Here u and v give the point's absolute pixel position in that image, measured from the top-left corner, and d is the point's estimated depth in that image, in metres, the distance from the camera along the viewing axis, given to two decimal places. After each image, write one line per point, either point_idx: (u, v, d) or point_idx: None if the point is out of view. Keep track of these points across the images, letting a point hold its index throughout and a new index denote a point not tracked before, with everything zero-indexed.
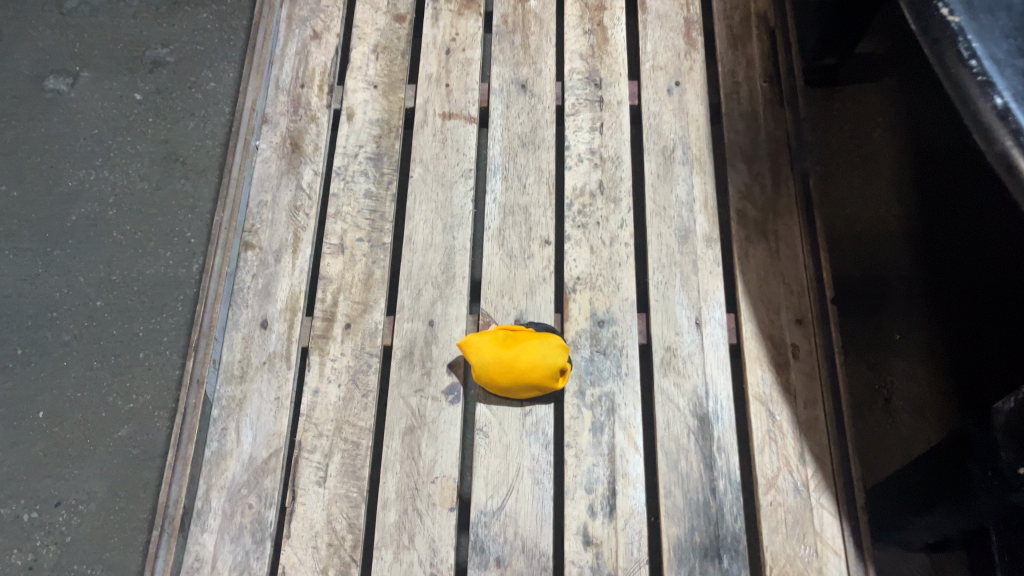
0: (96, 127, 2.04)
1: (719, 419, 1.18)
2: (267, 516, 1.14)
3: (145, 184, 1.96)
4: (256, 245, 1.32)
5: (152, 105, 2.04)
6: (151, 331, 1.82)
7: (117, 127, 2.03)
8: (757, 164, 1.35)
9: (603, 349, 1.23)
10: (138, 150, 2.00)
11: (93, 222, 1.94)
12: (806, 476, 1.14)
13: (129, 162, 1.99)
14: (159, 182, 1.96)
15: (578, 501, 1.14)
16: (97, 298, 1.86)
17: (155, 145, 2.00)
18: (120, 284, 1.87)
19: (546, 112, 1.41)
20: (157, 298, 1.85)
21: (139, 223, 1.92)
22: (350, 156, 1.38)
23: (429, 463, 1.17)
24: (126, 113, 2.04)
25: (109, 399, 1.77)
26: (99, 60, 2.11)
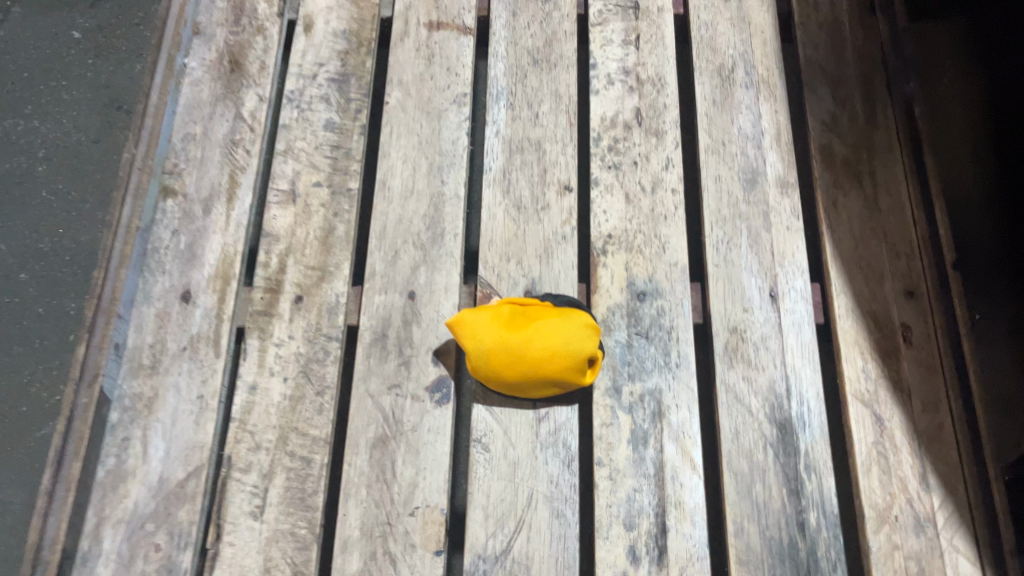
0: (26, 69, 1.58)
1: (806, 426, 0.86)
2: (180, 562, 0.82)
3: (81, 136, 1.52)
4: (179, 192, 0.98)
5: (94, 45, 1.59)
6: (55, 312, 1.40)
7: (51, 70, 1.58)
8: (844, 88, 1.02)
9: (644, 332, 0.91)
10: (74, 96, 1.55)
11: (19, 178, 1.49)
12: (930, 507, 0.82)
13: (64, 111, 1.54)
14: (97, 134, 1.52)
15: (614, 542, 0.82)
16: (19, 270, 1.43)
17: (96, 90, 1.56)
18: (49, 252, 1.44)
19: (565, 22, 1.07)
20: (66, 270, 1.43)
21: (69, 183, 1.48)
22: (306, 77, 1.05)
23: (407, 488, 0.84)
24: (60, 53, 1.58)
25: (30, 390, 1.36)
26: None
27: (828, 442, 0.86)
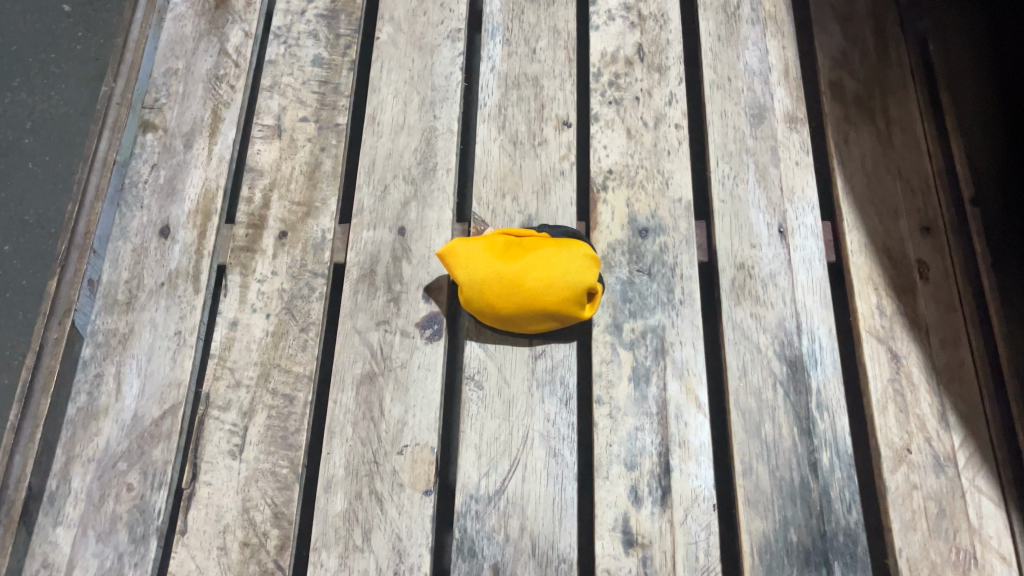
0: (15, 43, 1.48)
1: (818, 364, 0.81)
2: (153, 502, 0.77)
3: (70, 109, 1.43)
4: (159, 126, 0.94)
5: (84, 19, 1.49)
6: (39, 285, 1.32)
7: (40, 43, 1.48)
8: (854, 24, 0.98)
9: (647, 268, 0.86)
10: (63, 69, 1.46)
11: (3, 150, 1.40)
12: (950, 446, 0.78)
13: (51, 84, 1.45)
14: (87, 108, 1.43)
15: (615, 482, 0.77)
16: (2, 242, 1.35)
17: (85, 64, 1.46)
18: (34, 224, 1.35)
19: None
20: (52, 241, 1.35)
21: (58, 155, 1.40)
22: (294, 13, 1.01)
23: (396, 426, 0.80)
24: (48, 27, 1.49)
25: (13, 363, 1.28)
26: None
27: (841, 380, 0.81)
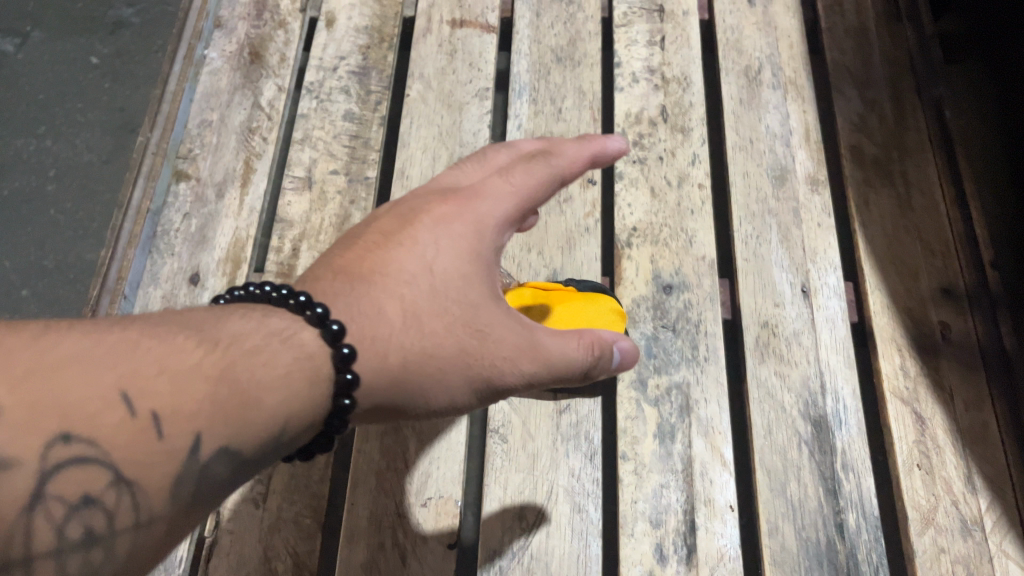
0: (41, 91, 1.51)
1: (842, 424, 0.82)
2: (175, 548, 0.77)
3: (93, 157, 1.45)
4: (192, 176, 0.96)
5: (111, 70, 1.53)
6: None
7: (65, 92, 1.51)
8: (872, 90, 1.01)
9: (671, 324, 0.87)
10: (89, 118, 1.49)
11: (28, 197, 1.41)
12: (977, 510, 0.77)
13: (77, 132, 1.47)
14: (109, 156, 1.46)
15: (639, 540, 0.77)
16: (22, 287, 1.34)
17: (109, 114, 1.49)
18: (53, 271, 1.35)
19: (589, 23, 1.07)
20: (71, 289, 1.35)
21: (80, 203, 1.41)
22: (327, 69, 1.03)
23: (420, 477, 0.80)
24: (76, 78, 1.52)
25: None
26: (51, 17, 1.58)
27: (866, 441, 0.81)
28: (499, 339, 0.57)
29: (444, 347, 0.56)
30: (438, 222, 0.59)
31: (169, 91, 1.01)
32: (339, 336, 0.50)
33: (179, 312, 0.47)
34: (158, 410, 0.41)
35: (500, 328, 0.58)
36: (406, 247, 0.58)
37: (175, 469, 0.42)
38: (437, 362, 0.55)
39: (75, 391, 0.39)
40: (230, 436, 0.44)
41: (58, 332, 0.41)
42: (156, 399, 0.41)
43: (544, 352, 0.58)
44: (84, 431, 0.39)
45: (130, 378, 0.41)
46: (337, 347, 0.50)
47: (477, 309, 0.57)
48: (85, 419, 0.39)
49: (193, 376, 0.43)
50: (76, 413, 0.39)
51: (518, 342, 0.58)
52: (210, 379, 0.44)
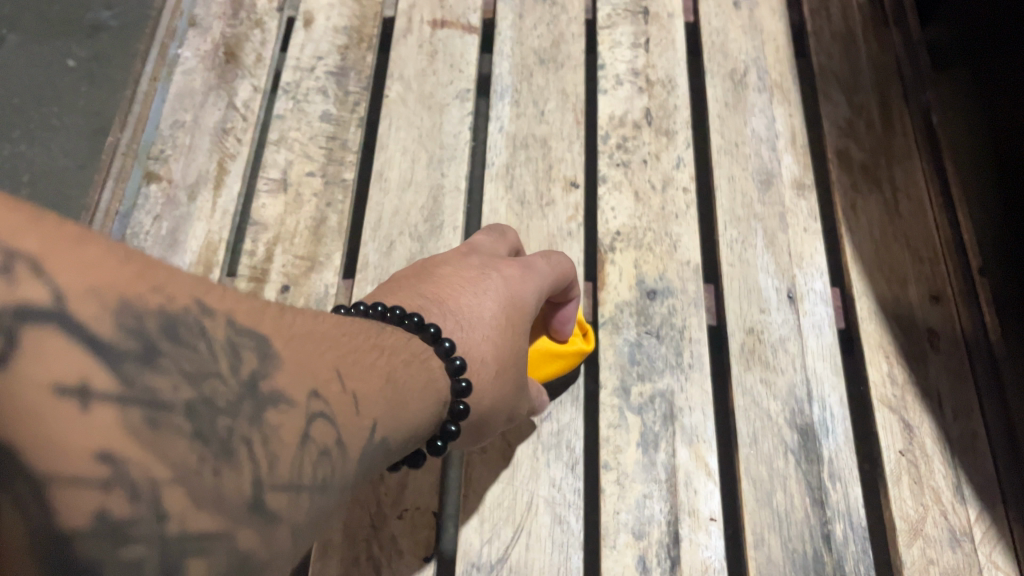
0: (17, 95, 1.46)
1: (829, 432, 0.80)
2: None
3: (68, 163, 1.39)
4: (164, 177, 0.93)
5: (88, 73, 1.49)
6: None
7: (41, 96, 1.47)
8: (860, 95, 1.00)
9: (655, 331, 0.85)
10: (65, 122, 1.43)
11: None
12: (966, 521, 0.76)
13: (52, 136, 1.42)
14: (85, 162, 1.39)
15: (622, 552, 0.74)
16: None
17: (86, 117, 1.44)
18: None
19: (572, 24, 1.05)
20: None
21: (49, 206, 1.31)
22: (304, 69, 1.01)
23: (396, 487, 0.77)
24: (52, 82, 1.48)
25: None
26: (29, 21, 1.55)
27: (854, 450, 0.80)
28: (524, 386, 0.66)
29: (510, 389, 0.63)
30: (524, 280, 0.68)
31: (140, 92, 0.99)
32: (458, 371, 0.55)
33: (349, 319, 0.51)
34: (359, 385, 0.43)
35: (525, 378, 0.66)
36: (479, 294, 0.63)
37: (380, 439, 0.44)
38: (503, 403, 0.62)
39: (314, 359, 0.40)
40: (408, 425, 0.48)
41: (280, 309, 0.42)
42: (362, 382, 0.44)
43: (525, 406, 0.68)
44: (326, 392, 0.40)
45: (330, 352, 0.43)
46: (455, 380, 0.55)
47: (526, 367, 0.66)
48: (324, 382, 0.40)
49: (379, 368, 0.47)
50: (316, 374, 0.40)
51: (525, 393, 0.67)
52: (387, 372, 0.47)
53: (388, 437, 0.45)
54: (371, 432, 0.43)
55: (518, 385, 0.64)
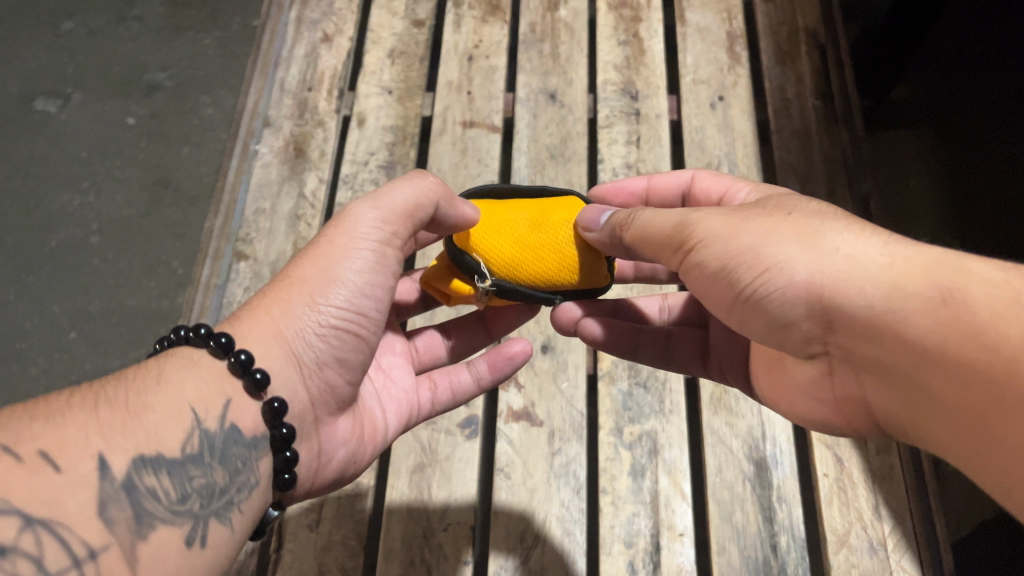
0: (84, 149, 1.61)
1: (778, 464, 1.02)
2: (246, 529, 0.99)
3: (132, 212, 1.54)
4: (250, 256, 1.17)
5: (147, 130, 1.63)
6: (99, 369, 1.38)
7: (106, 151, 1.61)
8: (812, 185, 1.23)
9: (643, 382, 1.07)
10: (127, 175, 1.58)
11: (74, 249, 1.51)
12: (882, 534, 0.98)
13: (117, 188, 1.57)
14: (146, 210, 1.54)
15: (615, 557, 0.97)
16: (70, 330, 1.43)
17: (143, 170, 1.59)
18: (99, 316, 1.44)
19: (578, 123, 1.28)
20: (115, 331, 1.42)
21: (122, 253, 1.50)
22: (359, 163, 1.24)
23: (440, 507, 1.00)
24: (114, 138, 1.63)
25: None
26: (94, 80, 1.69)
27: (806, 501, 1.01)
28: (326, 263, 0.68)
29: (306, 302, 0.66)
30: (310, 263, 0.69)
31: (228, 183, 1.25)
32: (247, 364, 0.60)
33: (110, 376, 0.58)
34: (119, 420, 0.54)
35: (312, 264, 0.68)
36: (272, 306, 0.66)
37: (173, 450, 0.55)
38: (312, 315, 0.66)
39: (45, 434, 0.50)
40: (209, 396, 0.59)
41: (21, 411, 0.52)
42: (102, 432, 0.52)
43: (362, 267, 0.68)
44: (60, 455, 0.50)
45: (76, 412, 0.53)
46: (250, 371, 0.60)
47: (367, 337, 0.70)
48: (61, 447, 0.50)
49: (99, 398, 0.54)
50: (46, 441, 0.50)
51: (340, 253, 0.68)
52: (116, 394, 0.55)
53: (207, 422, 0.58)
54: (182, 440, 0.56)
55: (320, 285, 0.67)
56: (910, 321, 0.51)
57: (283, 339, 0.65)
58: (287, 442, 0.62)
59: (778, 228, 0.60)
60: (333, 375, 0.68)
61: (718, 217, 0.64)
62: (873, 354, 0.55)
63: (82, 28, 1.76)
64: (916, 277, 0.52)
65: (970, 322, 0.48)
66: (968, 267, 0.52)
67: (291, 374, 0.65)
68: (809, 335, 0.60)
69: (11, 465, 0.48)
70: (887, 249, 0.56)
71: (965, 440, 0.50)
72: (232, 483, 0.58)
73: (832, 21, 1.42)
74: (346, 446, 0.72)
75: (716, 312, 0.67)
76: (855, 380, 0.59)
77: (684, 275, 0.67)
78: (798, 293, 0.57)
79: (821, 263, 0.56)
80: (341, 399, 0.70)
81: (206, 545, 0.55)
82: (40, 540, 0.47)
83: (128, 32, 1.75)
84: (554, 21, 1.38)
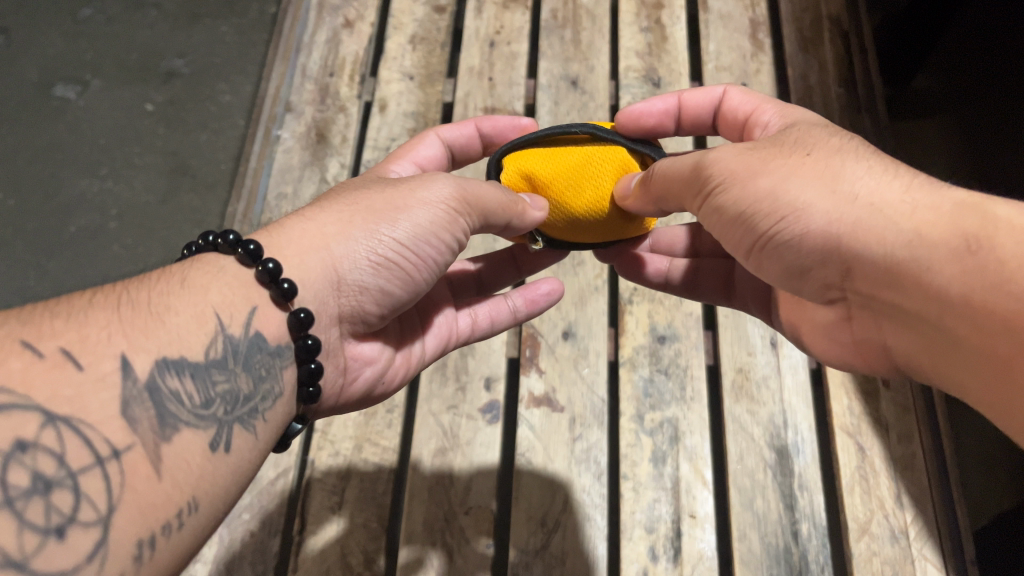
0: (103, 136, 1.62)
1: (800, 452, 1.02)
2: (270, 511, 0.99)
3: (150, 197, 1.55)
4: None
5: (166, 117, 1.64)
6: None
7: (125, 137, 1.62)
8: None
9: (664, 369, 1.08)
10: (146, 161, 1.59)
11: (93, 235, 1.51)
12: (905, 523, 0.97)
13: (136, 173, 1.57)
14: (165, 197, 1.55)
15: (637, 543, 0.97)
16: None
17: (162, 156, 1.60)
18: None
19: (599, 110, 1.27)
20: None
21: (141, 239, 1.51)
22: (381, 149, 1.24)
23: (462, 490, 1.00)
24: (134, 124, 1.63)
25: None
26: (113, 66, 1.70)
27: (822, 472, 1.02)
28: (396, 200, 0.66)
29: (365, 228, 0.65)
30: (383, 196, 0.67)
31: (251, 170, 1.25)
32: (276, 274, 0.59)
33: (125, 280, 0.56)
34: (142, 320, 0.52)
35: (385, 197, 0.67)
36: (333, 224, 0.65)
37: (196, 353, 0.53)
38: (369, 241, 0.65)
39: (66, 332, 0.48)
40: (233, 302, 0.57)
41: (38, 310, 0.50)
42: (123, 332, 0.50)
43: (429, 220, 0.66)
44: (81, 353, 0.47)
45: (98, 311, 0.51)
46: (278, 282, 0.59)
47: (410, 281, 0.68)
48: (82, 344, 0.48)
49: (119, 299, 0.53)
50: (68, 339, 0.48)
51: (413, 200, 0.67)
52: (137, 296, 0.53)
53: (231, 328, 0.56)
54: (205, 344, 0.54)
55: (384, 215, 0.66)
56: (935, 269, 0.51)
57: (329, 254, 0.63)
58: (312, 354, 0.60)
59: (799, 168, 0.59)
60: (368, 303, 0.67)
61: (731, 156, 0.63)
62: (899, 303, 0.54)
63: (101, 15, 1.76)
64: (940, 225, 0.51)
65: (997, 271, 0.47)
66: (996, 212, 0.50)
67: (327, 289, 0.63)
68: (831, 280, 0.59)
69: (32, 360, 0.45)
70: (909, 195, 0.54)
71: (993, 389, 0.50)
72: (257, 390, 0.57)
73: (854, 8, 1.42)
74: (373, 365, 0.73)
75: (737, 255, 0.67)
76: (876, 321, 0.60)
77: (707, 216, 0.67)
78: (816, 240, 0.57)
79: (840, 212, 0.56)
80: (367, 325, 0.69)
81: (230, 450, 0.53)
82: (62, 436, 0.44)
83: (146, 19, 1.76)
84: (575, 7, 1.37)
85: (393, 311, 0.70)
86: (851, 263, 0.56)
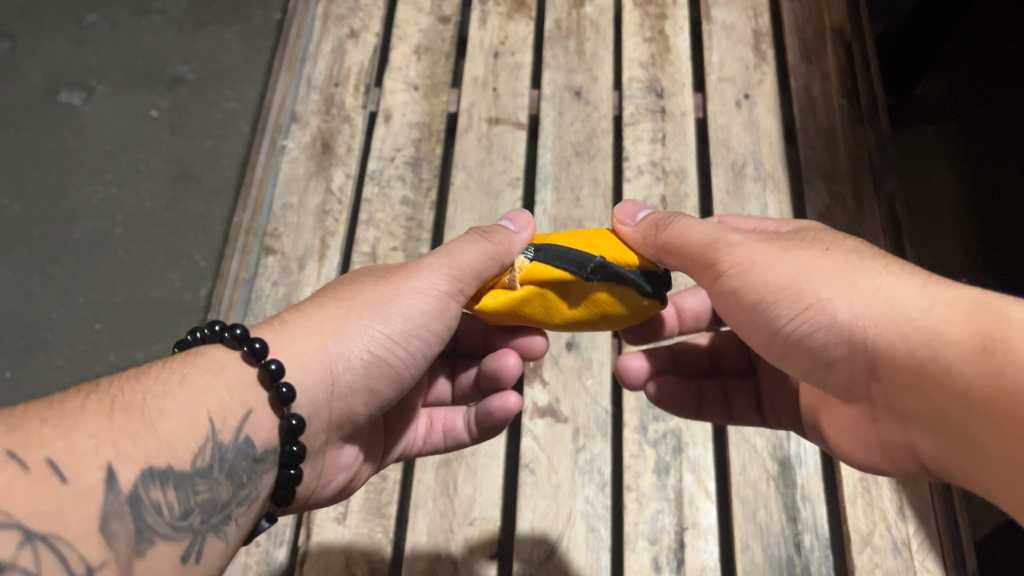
0: (108, 142, 1.63)
1: (803, 464, 1.03)
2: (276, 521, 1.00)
3: (155, 203, 1.56)
4: (278, 251, 1.18)
5: (171, 123, 1.65)
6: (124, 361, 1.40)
7: (130, 143, 1.62)
8: (837, 183, 1.24)
9: None
10: (151, 168, 1.60)
11: (97, 241, 1.52)
12: (907, 534, 0.98)
13: (141, 180, 1.58)
14: (169, 203, 1.55)
15: (640, 553, 0.97)
16: (95, 321, 1.44)
17: (167, 163, 1.60)
18: (122, 307, 1.45)
19: (603, 121, 1.28)
20: (140, 324, 1.44)
21: (145, 245, 1.51)
22: (385, 159, 1.25)
23: (466, 501, 1.01)
24: (138, 131, 1.64)
25: None
26: (119, 72, 1.71)
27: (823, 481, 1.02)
28: (390, 291, 0.69)
29: (360, 322, 0.67)
30: (375, 287, 0.69)
31: (256, 180, 1.26)
32: (277, 375, 0.61)
33: (126, 372, 0.59)
34: (133, 423, 0.54)
35: (380, 290, 0.69)
36: (328, 319, 0.67)
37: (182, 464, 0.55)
38: (363, 336, 0.67)
39: (54, 441, 0.51)
40: (229, 405, 0.59)
41: (34, 415, 0.52)
42: (112, 440, 0.52)
43: (421, 310, 0.69)
44: (66, 465, 0.50)
45: (89, 416, 0.53)
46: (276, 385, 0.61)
47: (397, 374, 0.70)
48: (69, 455, 0.50)
49: (113, 402, 0.55)
50: (56, 448, 0.50)
51: (406, 290, 0.69)
52: (132, 397, 0.55)
53: (223, 434, 0.58)
54: (193, 453, 0.56)
55: (378, 308, 0.68)
56: (954, 368, 0.52)
57: (325, 352, 0.65)
58: (296, 460, 0.62)
59: (818, 263, 0.61)
60: (358, 403, 0.69)
61: (752, 247, 0.65)
62: (920, 399, 0.56)
63: (106, 21, 1.77)
64: (957, 324, 0.53)
65: (1010, 372, 0.49)
66: (1008, 310, 0.51)
67: (322, 392, 0.65)
68: (854, 374, 0.61)
69: (16, 474, 0.48)
70: (928, 292, 0.56)
71: (1013, 490, 0.51)
72: (235, 496, 0.59)
73: (857, 17, 1.42)
74: (346, 471, 0.77)
75: (757, 348, 0.68)
76: (900, 419, 0.60)
77: (725, 306, 0.68)
78: (836, 335, 0.59)
79: (861, 306, 0.57)
80: (354, 425, 0.71)
81: (201, 559, 0.56)
82: (38, 556, 0.47)
83: (151, 25, 1.77)
84: (579, 18, 1.38)
85: (382, 406, 0.72)
86: (874, 359, 0.57)
